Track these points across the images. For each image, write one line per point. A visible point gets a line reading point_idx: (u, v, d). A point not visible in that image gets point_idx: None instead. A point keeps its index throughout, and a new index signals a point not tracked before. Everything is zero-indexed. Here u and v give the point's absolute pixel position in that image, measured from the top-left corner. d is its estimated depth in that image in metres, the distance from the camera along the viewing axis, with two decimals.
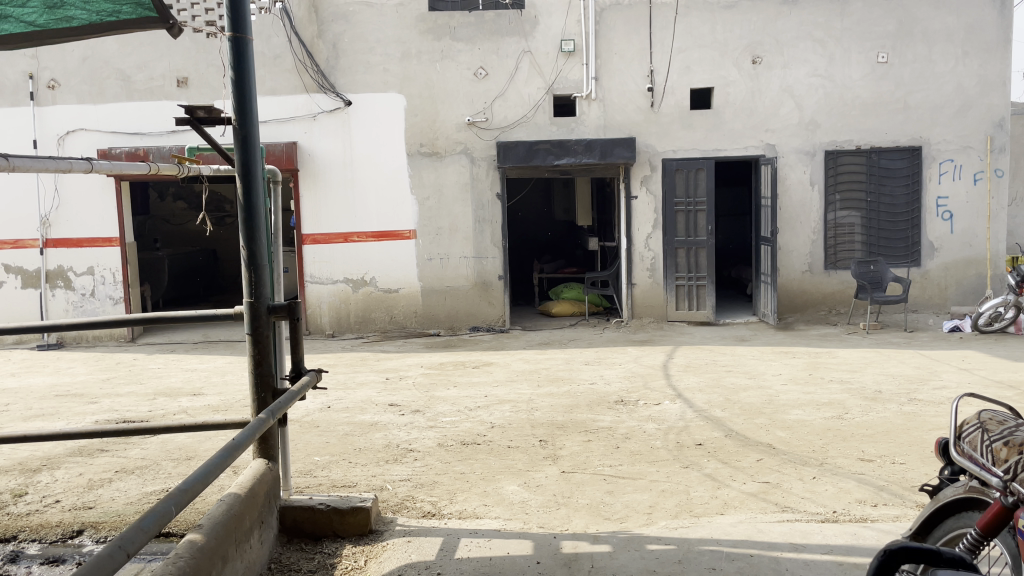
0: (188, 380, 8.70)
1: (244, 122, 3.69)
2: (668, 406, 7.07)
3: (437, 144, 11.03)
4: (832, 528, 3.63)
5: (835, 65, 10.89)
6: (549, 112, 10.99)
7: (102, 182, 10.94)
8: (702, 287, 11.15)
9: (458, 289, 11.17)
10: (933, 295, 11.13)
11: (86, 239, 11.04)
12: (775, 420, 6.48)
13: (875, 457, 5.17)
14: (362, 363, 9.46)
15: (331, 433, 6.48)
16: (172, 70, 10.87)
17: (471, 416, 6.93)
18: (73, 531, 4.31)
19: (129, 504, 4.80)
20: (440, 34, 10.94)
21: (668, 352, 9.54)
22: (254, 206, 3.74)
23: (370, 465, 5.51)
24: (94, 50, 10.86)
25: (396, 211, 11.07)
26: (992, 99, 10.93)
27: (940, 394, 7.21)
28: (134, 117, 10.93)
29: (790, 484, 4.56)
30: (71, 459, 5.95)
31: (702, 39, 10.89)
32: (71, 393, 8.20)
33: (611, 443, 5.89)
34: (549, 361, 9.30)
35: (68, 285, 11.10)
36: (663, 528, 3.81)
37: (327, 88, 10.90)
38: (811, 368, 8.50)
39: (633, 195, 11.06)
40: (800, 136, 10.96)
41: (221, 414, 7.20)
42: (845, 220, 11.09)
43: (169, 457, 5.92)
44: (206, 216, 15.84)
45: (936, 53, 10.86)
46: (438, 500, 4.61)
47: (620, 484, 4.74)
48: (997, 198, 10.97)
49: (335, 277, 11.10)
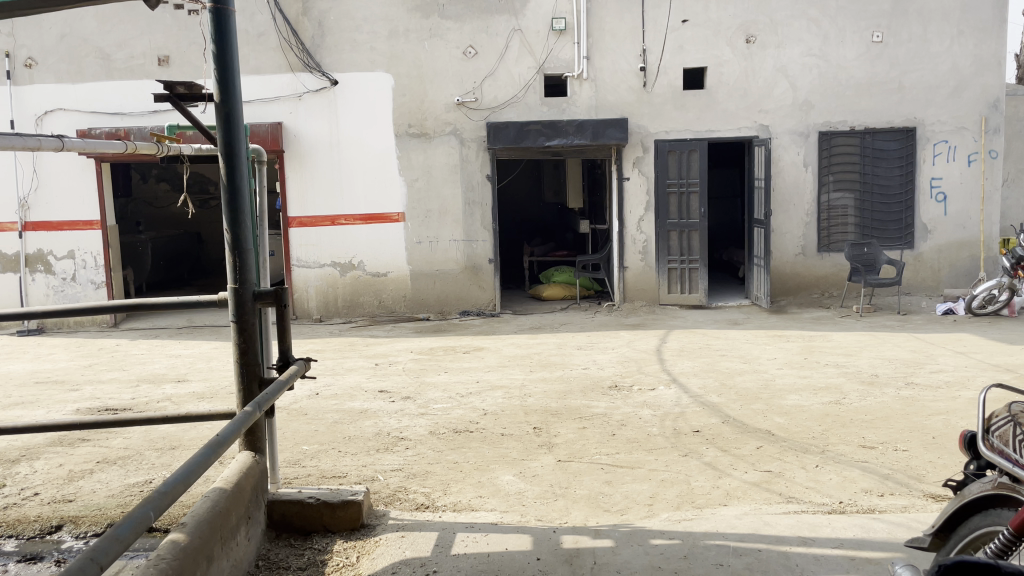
0: (172, 366, 8.50)
1: (226, 99, 3.51)
2: (663, 392, 6.95)
3: (425, 124, 10.81)
4: (841, 520, 3.52)
5: (830, 44, 10.74)
6: (540, 93, 10.78)
7: (82, 163, 10.66)
8: (694, 269, 11.02)
9: (448, 273, 10.99)
10: (927, 277, 11.05)
11: (66, 222, 10.78)
12: (772, 406, 6.38)
13: (877, 444, 5.07)
14: (351, 349, 9.28)
15: (320, 421, 6.32)
16: (152, 48, 10.57)
17: (463, 403, 6.79)
18: (51, 526, 4.14)
19: (111, 496, 4.64)
20: (428, 12, 10.71)
21: (661, 336, 9.41)
22: (238, 187, 3.57)
23: (360, 455, 5.36)
24: (72, 27, 10.57)
25: (384, 192, 10.86)
26: (987, 78, 10.81)
27: (937, 378, 7.13)
28: (114, 96, 10.64)
29: (793, 473, 4.45)
30: (51, 450, 5.76)
31: (695, 18, 10.71)
32: (51, 380, 7.99)
33: (607, 430, 5.77)
34: (540, 345, 9.16)
35: (48, 270, 10.85)
36: (665, 521, 3.69)
37: (313, 67, 10.66)
38: (806, 352, 8.41)
39: (625, 176, 10.90)
40: (793, 117, 10.82)
41: (206, 402, 7.01)
42: (838, 202, 10.98)
43: (152, 446, 5.75)
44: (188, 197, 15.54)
45: (931, 33, 10.73)
46: (432, 491, 4.47)
47: (618, 474, 4.62)
48: (991, 179, 10.88)
49: (322, 261, 10.91)
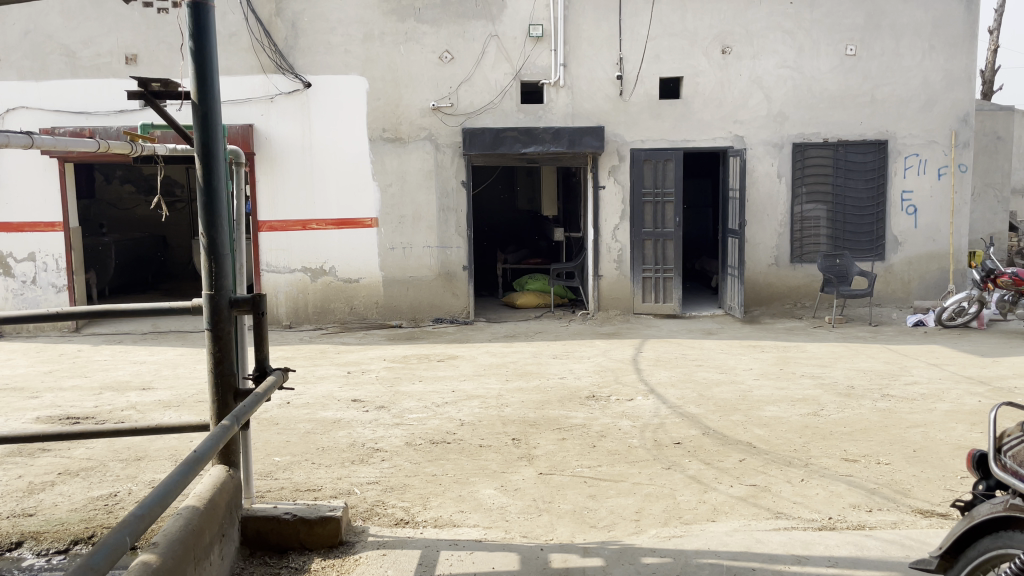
0: (137, 373, 8.24)
1: (203, 97, 3.36)
2: (641, 402, 6.88)
3: (400, 129, 10.67)
4: (834, 538, 3.46)
5: (804, 56, 10.81)
6: (516, 99, 10.71)
7: (45, 163, 10.34)
8: (669, 279, 10.99)
9: (421, 280, 10.85)
10: (897, 289, 11.16)
11: (26, 223, 10.44)
12: (751, 417, 6.33)
13: (859, 457, 5.05)
14: (322, 356, 9.08)
15: (292, 431, 6.15)
16: (119, 46, 10.30)
17: (439, 413, 6.65)
18: (11, 543, 3.94)
19: (74, 510, 4.44)
20: (404, 16, 10.58)
21: (637, 346, 9.34)
22: (215, 190, 3.42)
23: (334, 467, 5.21)
24: (36, 24, 10.27)
25: (357, 197, 10.69)
26: (957, 93, 10.96)
27: (912, 390, 7.15)
28: (78, 94, 10.35)
29: (779, 487, 4.39)
30: (10, 460, 5.54)
31: (672, 28, 10.71)
32: (10, 388, 7.69)
33: (586, 441, 5.67)
34: (515, 354, 9.05)
35: (7, 272, 10.51)
36: (654, 538, 3.60)
37: (286, 69, 10.48)
38: (782, 363, 8.40)
39: (600, 184, 10.85)
40: (768, 128, 10.87)
41: (173, 410, 6.80)
42: (812, 213, 11.05)
43: (117, 457, 5.53)
44: (159, 199, 15.18)
45: (903, 47, 10.86)
46: (411, 505, 4.33)
47: (602, 488, 4.53)
48: (960, 192, 11.03)
49: (292, 266, 10.70)
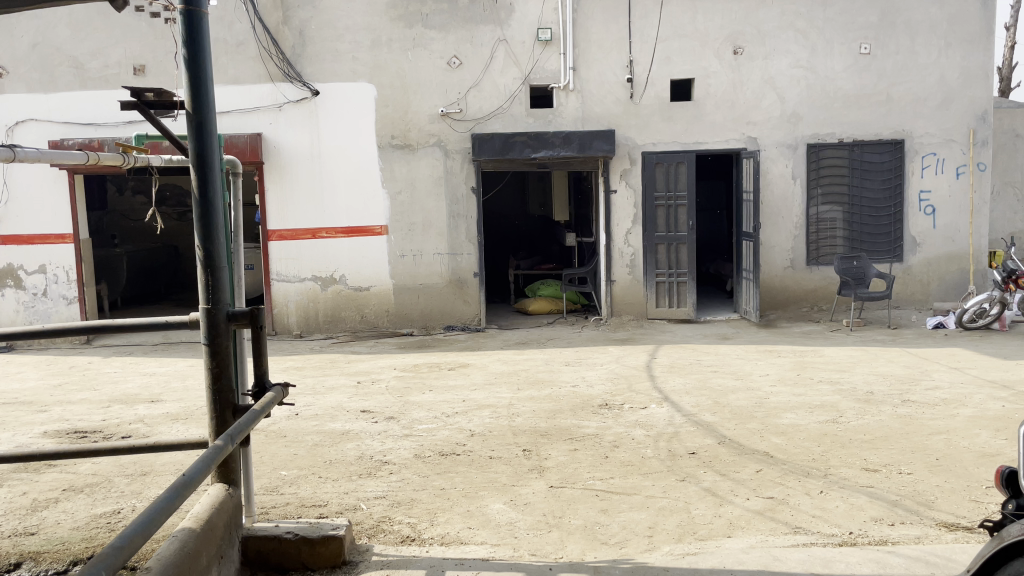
0: (146, 386, 8.19)
1: (198, 107, 3.27)
2: (655, 410, 6.75)
3: (408, 135, 10.60)
4: (854, 555, 3.33)
5: (818, 55, 10.65)
6: (525, 104, 10.62)
7: (54, 175, 10.34)
8: (683, 283, 10.85)
9: (432, 287, 10.75)
10: (916, 291, 10.96)
11: (37, 236, 10.45)
12: (767, 425, 6.18)
13: (880, 466, 4.90)
14: (332, 366, 9.00)
15: (299, 443, 6.06)
16: (128, 57, 10.29)
17: (449, 424, 6.54)
18: (10, 565, 3.87)
19: (75, 529, 4.36)
20: (411, 22, 10.51)
21: (651, 352, 9.20)
22: (211, 201, 3.32)
23: (341, 481, 5.11)
24: (44, 36, 10.29)
25: (366, 205, 10.63)
26: (975, 91, 10.76)
27: (934, 395, 6.96)
28: (87, 106, 10.34)
29: (798, 500, 4.25)
30: (15, 476, 5.48)
31: (682, 30, 10.59)
32: (19, 401, 7.65)
33: (599, 452, 5.54)
34: (527, 362, 8.92)
35: (19, 285, 10.53)
36: (667, 556, 3.48)
37: (294, 77, 10.43)
38: (799, 368, 8.22)
39: (612, 189, 10.72)
40: (781, 129, 10.71)
41: (182, 423, 6.74)
42: (827, 215, 10.87)
43: (123, 472, 5.47)
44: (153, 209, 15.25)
45: (919, 45, 10.67)
46: (418, 521, 4.23)
47: (614, 502, 4.39)
48: (979, 192, 10.81)
49: (302, 275, 10.64)
